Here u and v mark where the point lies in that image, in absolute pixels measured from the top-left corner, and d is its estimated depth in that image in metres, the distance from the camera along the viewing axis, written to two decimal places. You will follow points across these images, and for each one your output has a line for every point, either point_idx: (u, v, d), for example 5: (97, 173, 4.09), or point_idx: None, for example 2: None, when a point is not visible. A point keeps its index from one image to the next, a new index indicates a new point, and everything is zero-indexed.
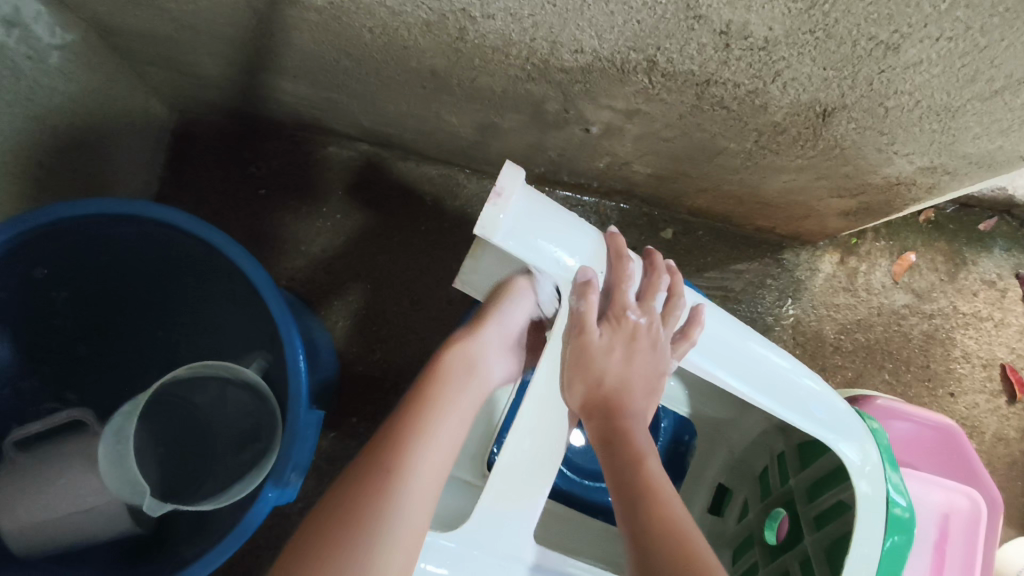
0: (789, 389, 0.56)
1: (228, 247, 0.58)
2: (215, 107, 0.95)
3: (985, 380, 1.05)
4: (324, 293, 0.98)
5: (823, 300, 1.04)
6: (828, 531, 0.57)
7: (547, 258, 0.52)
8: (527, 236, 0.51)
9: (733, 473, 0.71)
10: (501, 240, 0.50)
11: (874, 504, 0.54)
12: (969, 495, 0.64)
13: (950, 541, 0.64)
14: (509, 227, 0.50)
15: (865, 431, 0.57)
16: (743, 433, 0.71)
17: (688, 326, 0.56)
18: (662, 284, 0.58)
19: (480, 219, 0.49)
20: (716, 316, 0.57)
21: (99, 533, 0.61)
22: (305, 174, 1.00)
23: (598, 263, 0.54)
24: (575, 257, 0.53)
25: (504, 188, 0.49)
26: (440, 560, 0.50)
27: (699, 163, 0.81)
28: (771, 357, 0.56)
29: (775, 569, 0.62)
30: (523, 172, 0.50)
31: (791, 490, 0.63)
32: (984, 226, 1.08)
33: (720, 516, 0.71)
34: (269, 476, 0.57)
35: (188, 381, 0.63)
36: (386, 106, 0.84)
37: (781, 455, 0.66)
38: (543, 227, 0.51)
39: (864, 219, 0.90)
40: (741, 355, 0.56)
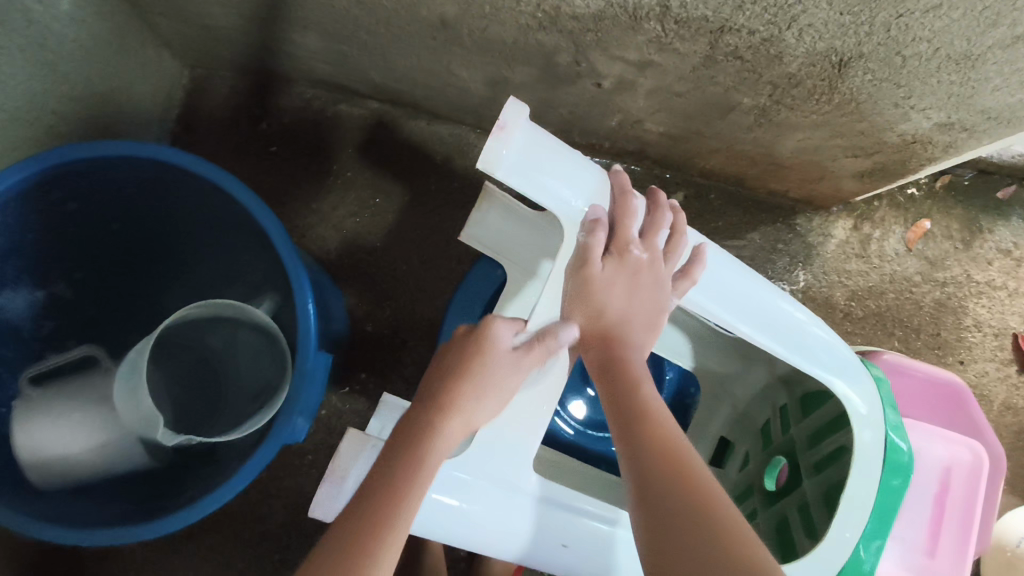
0: (789, 330, 0.56)
1: (240, 192, 0.58)
2: (225, 60, 0.94)
3: (997, 348, 1.04)
4: (333, 250, 0.98)
5: (834, 266, 1.03)
6: (826, 475, 0.57)
7: (550, 197, 0.51)
8: (528, 172, 0.50)
9: (736, 426, 0.72)
10: (503, 176, 0.50)
11: (869, 450, 0.54)
12: (972, 450, 0.64)
13: (949, 494, 0.64)
14: (512, 162, 0.50)
15: (868, 377, 0.58)
16: (747, 388, 0.71)
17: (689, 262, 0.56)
18: (664, 222, 0.56)
19: (482, 154, 0.49)
20: (720, 258, 0.57)
21: (113, 465, 0.61)
22: (316, 131, 1.00)
23: (603, 199, 0.54)
24: (579, 197, 0.52)
25: (506, 123, 0.49)
26: (450, 491, 0.52)
27: (712, 120, 0.80)
28: (769, 299, 0.57)
29: (773, 514, 0.63)
30: (526, 108, 0.50)
31: (792, 439, 0.64)
32: (1002, 194, 1.06)
33: (721, 467, 0.72)
34: (278, 418, 0.58)
35: (200, 321, 0.63)
36: (395, 60, 0.83)
37: (783, 407, 0.66)
38: (545, 164, 0.51)
39: (879, 182, 0.89)
40: (743, 297, 0.56)
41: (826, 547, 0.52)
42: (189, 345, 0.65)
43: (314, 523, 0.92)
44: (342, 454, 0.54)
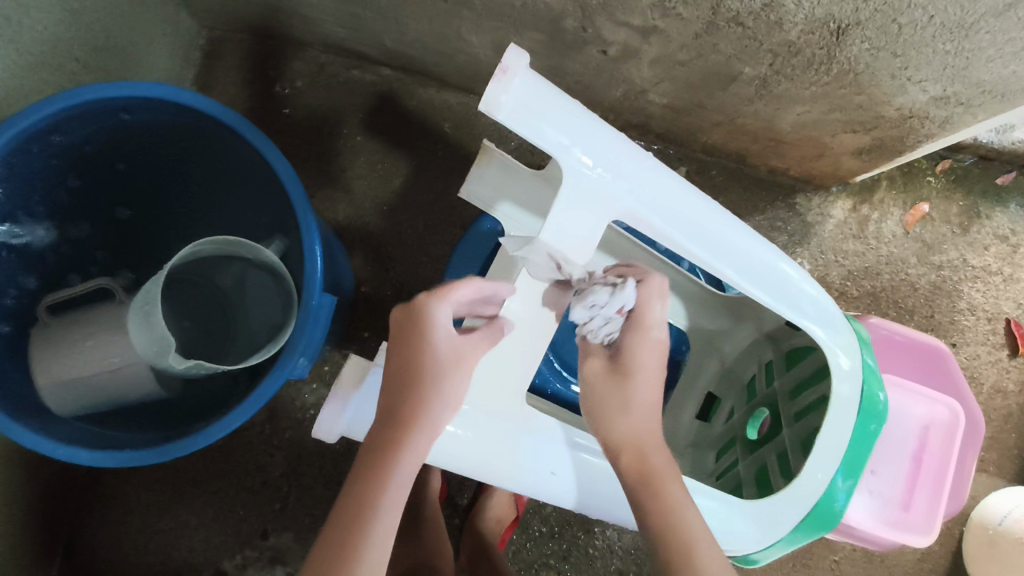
0: (777, 283, 0.61)
1: (254, 136, 0.61)
2: (241, 21, 0.97)
3: (989, 333, 1.05)
4: (341, 211, 1.01)
5: (831, 245, 1.05)
6: (804, 424, 0.63)
7: (548, 140, 0.53)
8: (528, 116, 0.53)
9: (723, 381, 0.77)
10: (504, 118, 0.52)
11: (847, 402, 0.59)
12: (950, 408, 0.66)
13: (927, 452, 0.66)
14: (512, 105, 0.52)
15: (848, 332, 0.62)
16: (735, 344, 0.76)
17: (682, 205, 0.58)
18: (663, 174, 0.58)
19: (484, 96, 0.51)
20: (711, 205, 0.60)
21: (126, 394, 0.65)
22: (328, 95, 1.02)
23: (603, 147, 0.55)
24: (579, 144, 0.54)
25: (509, 66, 0.51)
26: (465, 425, 0.58)
27: (715, 92, 0.82)
28: (760, 253, 0.61)
29: (753, 460, 0.68)
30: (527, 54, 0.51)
31: (775, 392, 0.69)
32: (1002, 180, 1.07)
33: (707, 421, 0.77)
34: (281, 355, 0.61)
35: (209, 260, 0.65)
36: (407, 24, 0.86)
37: (768, 363, 0.72)
38: (545, 110, 0.53)
39: (877, 160, 0.90)
40: (733, 245, 0.60)
41: (801, 482, 0.59)
42: (199, 283, 0.67)
43: (315, 474, 0.95)
44: (346, 374, 0.60)
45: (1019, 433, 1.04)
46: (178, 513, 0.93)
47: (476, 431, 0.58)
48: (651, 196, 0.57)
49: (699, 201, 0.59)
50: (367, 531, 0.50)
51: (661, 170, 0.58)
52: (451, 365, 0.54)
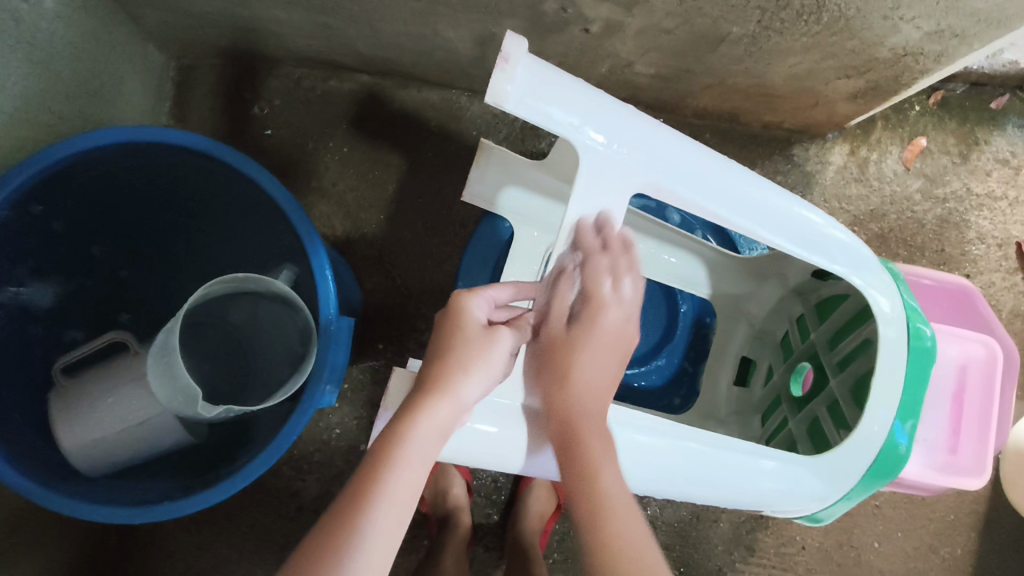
0: (801, 228, 0.60)
1: (249, 167, 0.59)
2: (210, 46, 0.94)
3: (1001, 259, 1.05)
4: (338, 226, 0.99)
5: (834, 193, 1.04)
6: (852, 372, 0.64)
7: (559, 123, 0.53)
8: (537, 101, 0.52)
9: (755, 343, 0.77)
10: (512, 108, 0.51)
11: (896, 344, 0.59)
12: (984, 343, 0.66)
13: (967, 391, 0.66)
14: (519, 96, 0.51)
15: (880, 272, 0.62)
16: (762, 304, 0.76)
17: (696, 166, 0.57)
18: (678, 140, 0.57)
19: (489, 88, 0.50)
20: (723, 162, 0.59)
21: (154, 446, 0.63)
22: (308, 111, 1.00)
23: (615, 121, 0.55)
24: (588, 124, 0.54)
25: (509, 56, 0.50)
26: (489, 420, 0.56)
27: (703, 55, 0.80)
28: (787, 208, 0.60)
29: (803, 418, 0.68)
30: (524, 41, 0.51)
31: (814, 344, 0.70)
32: (996, 104, 1.06)
33: (746, 386, 0.77)
34: (307, 385, 0.60)
35: (220, 300, 0.63)
36: (381, 27, 0.83)
37: (800, 317, 0.73)
38: (552, 95, 0.52)
39: (873, 102, 0.89)
40: (750, 199, 0.59)
41: (861, 430, 0.59)
42: (213, 323, 0.66)
43: None
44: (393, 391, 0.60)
45: None
46: (218, 550, 0.93)
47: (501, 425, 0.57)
48: (667, 162, 0.56)
49: (711, 160, 0.58)
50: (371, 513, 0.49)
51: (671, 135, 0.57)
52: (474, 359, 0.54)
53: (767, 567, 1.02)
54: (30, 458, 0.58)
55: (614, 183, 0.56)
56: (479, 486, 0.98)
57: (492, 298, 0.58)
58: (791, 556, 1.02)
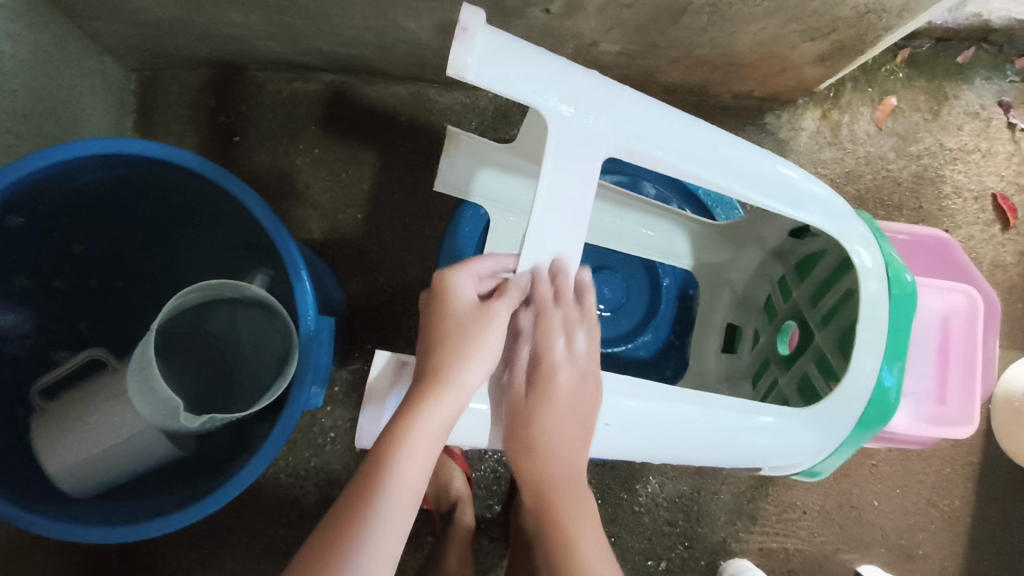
0: (779, 181, 0.60)
1: (214, 172, 0.58)
2: (170, 55, 0.93)
3: (979, 211, 1.06)
4: (315, 228, 0.98)
5: (809, 158, 1.04)
6: (838, 323, 0.64)
7: (524, 95, 0.51)
8: (499, 72, 0.50)
9: (740, 309, 0.78)
10: (474, 80, 0.49)
11: (878, 293, 0.60)
12: (965, 292, 0.66)
13: (951, 342, 0.66)
14: (480, 63, 0.49)
15: (858, 223, 0.63)
16: (743, 270, 0.77)
17: (666, 125, 0.57)
18: (646, 101, 0.56)
19: (449, 63, 0.48)
20: (690, 120, 0.58)
21: (139, 463, 0.62)
22: (275, 114, 0.99)
23: (581, 89, 0.53)
24: (553, 94, 0.52)
25: (468, 28, 0.48)
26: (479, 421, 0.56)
27: (667, 28, 0.80)
28: (760, 163, 0.60)
29: (793, 375, 0.68)
30: (483, 12, 0.49)
31: (797, 303, 0.71)
32: (963, 58, 1.06)
33: (733, 353, 0.77)
34: (291, 389, 0.59)
35: (197, 310, 0.62)
36: (341, 23, 0.82)
37: (782, 279, 0.74)
38: (514, 66, 0.51)
39: (839, 63, 0.89)
40: (725, 155, 0.58)
41: (849, 382, 0.60)
42: (192, 334, 0.65)
43: None
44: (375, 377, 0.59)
45: None
46: (219, 564, 0.92)
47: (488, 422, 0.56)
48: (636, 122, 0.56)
49: (680, 119, 0.58)
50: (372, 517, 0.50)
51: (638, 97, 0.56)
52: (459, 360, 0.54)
53: (771, 534, 1.02)
54: (13, 485, 0.57)
55: (586, 150, 0.54)
56: (478, 479, 0.97)
57: (477, 273, 0.57)
58: (793, 522, 1.02)
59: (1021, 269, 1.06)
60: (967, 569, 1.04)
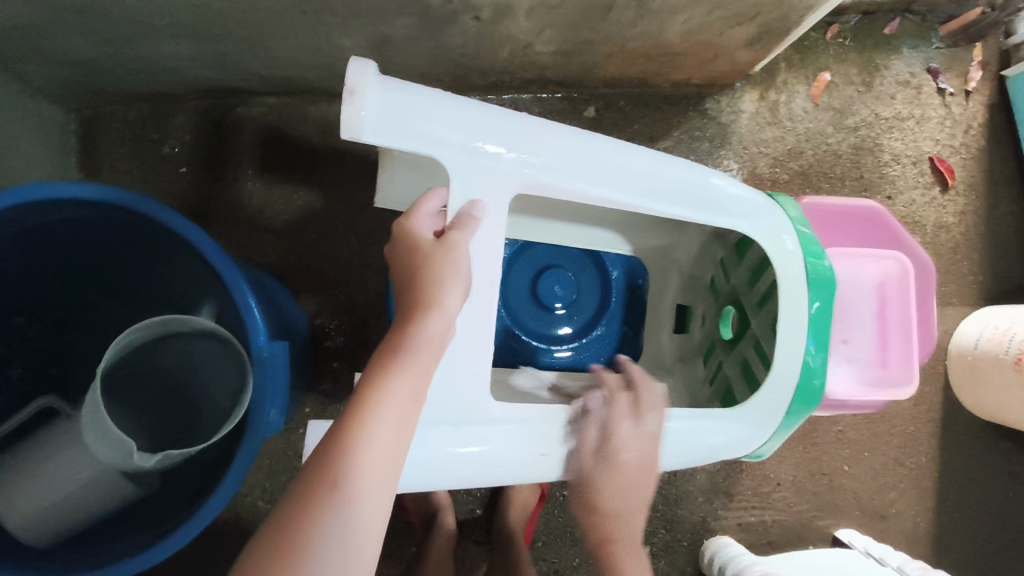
0: (691, 190, 0.62)
1: (152, 209, 0.57)
2: (106, 91, 0.92)
3: (918, 176, 1.09)
4: (271, 251, 0.98)
5: (751, 139, 1.06)
6: (767, 311, 0.65)
7: (419, 139, 0.54)
8: (393, 123, 0.53)
9: (688, 290, 0.79)
10: (370, 138, 0.53)
11: (794, 279, 0.62)
12: (898, 259, 0.67)
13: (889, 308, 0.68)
14: (374, 121, 0.52)
15: (776, 213, 0.65)
16: (688, 249, 0.77)
17: (569, 150, 0.59)
18: (552, 127, 0.59)
19: (342, 123, 0.52)
20: (602, 139, 0.61)
21: (100, 508, 0.62)
22: (220, 141, 0.98)
23: (476, 123, 0.56)
24: (449, 130, 0.55)
25: (355, 87, 0.51)
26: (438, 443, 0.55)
27: (597, 24, 0.81)
28: (671, 170, 0.62)
29: (734, 360, 0.70)
30: (370, 65, 0.52)
31: (735, 287, 0.71)
32: (889, 30, 1.09)
33: (685, 333, 0.78)
34: (249, 417, 0.59)
35: (146, 347, 0.63)
36: (275, 46, 0.82)
37: (721, 260, 0.73)
38: (406, 113, 0.53)
39: (769, 45, 0.91)
40: (633, 170, 0.61)
41: (777, 373, 0.62)
42: (145, 372, 0.65)
43: None
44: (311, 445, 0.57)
45: (969, 258, 1.10)
46: None
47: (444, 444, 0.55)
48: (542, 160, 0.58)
49: (585, 140, 0.59)
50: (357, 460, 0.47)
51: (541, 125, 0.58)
52: (432, 313, 0.53)
53: (748, 508, 1.05)
54: None
55: (490, 190, 0.57)
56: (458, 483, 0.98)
57: (429, 210, 0.57)
58: (768, 494, 1.05)
59: (962, 227, 1.10)
60: (938, 521, 1.08)
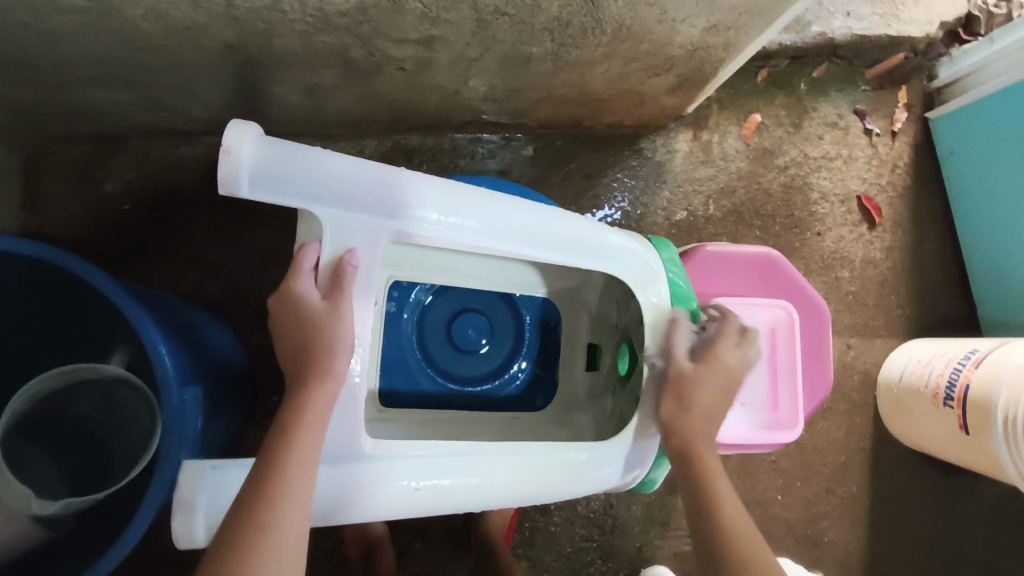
0: (575, 239, 0.67)
1: (64, 260, 0.59)
2: (47, 131, 0.94)
3: (846, 213, 1.14)
4: (211, 286, 1.00)
5: (685, 177, 1.10)
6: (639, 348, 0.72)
7: (296, 197, 0.57)
8: (271, 182, 0.56)
9: (597, 329, 0.83)
10: (247, 194, 0.56)
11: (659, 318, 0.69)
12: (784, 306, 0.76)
13: (777, 353, 0.75)
14: (251, 177, 0.55)
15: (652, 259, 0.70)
16: (595, 290, 0.81)
17: (448, 201, 0.62)
18: (430, 181, 0.62)
19: (219, 180, 0.54)
20: (481, 193, 0.64)
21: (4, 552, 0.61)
22: (163, 179, 1.00)
23: (355, 181, 0.58)
24: (327, 189, 0.57)
25: (231, 146, 0.54)
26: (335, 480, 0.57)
27: (521, 73, 0.84)
28: (552, 221, 0.66)
29: (626, 392, 0.73)
30: (246, 127, 0.55)
31: (626, 325, 0.76)
32: (818, 73, 1.13)
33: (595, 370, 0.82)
34: (158, 460, 0.61)
35: (65, 391, 0.67)
36: (208, 92, 0.85)
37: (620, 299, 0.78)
38: (283, 173, 0.56)
39: (692, 92, 0.95)
40: (513, 223, 0.64)
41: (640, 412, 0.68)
42: (63, 417, 0.68)
43: None
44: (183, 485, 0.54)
45: (897, 293, 1.14)
46: None
47: (341, 481, 0.57)
48: (418, 209, 0.61)
49: (465, 193, 0.63)
50: (272, 506, 0.51)
51: (419, 179, 0.61)
52: (326, 367, 0.56)
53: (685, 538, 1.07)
54: None
55: (366, 236, 0.59)
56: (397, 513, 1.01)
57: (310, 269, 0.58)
58: None
59: (890, 262, 1.14)
60: (870, 549, 1.10)
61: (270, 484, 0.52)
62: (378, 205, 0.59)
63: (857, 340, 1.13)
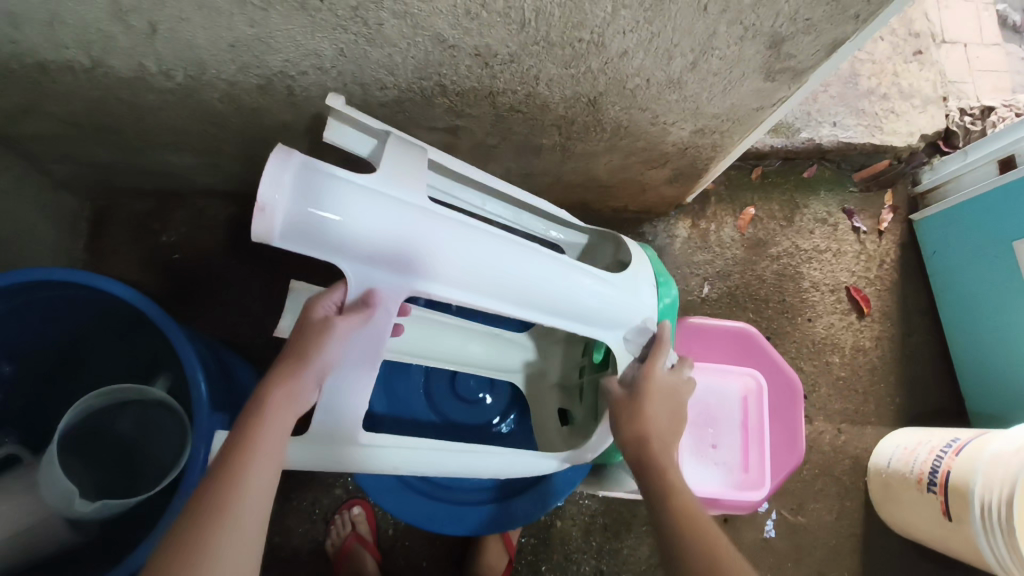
0: (587, 299, 0.68)
1: (125, 292, 0.69)
2: (118, 187, 1.07)
3: (835, 302, 1.21)
4: (244, 331, 1.10)
5: (683, 259, 1.19)
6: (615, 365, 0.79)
7: (325, 245, 0.54)
8: (303, 230, 0.53)
9: None
10: (279, 241, 0.53)
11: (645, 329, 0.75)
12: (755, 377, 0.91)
13: (749, 417, 0.90)
14: (286, 228, 0.52)
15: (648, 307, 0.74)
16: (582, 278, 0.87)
17: (472, 255, 0.60)
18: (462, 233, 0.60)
19: (253, 231, 0.51)
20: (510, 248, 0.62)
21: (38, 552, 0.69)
22: (211, 233, 1.13)
23: (388, 232, 0.56)
24: (356, 234, 0.55)
25: (267, 200, 0.50)
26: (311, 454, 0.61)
27: (534, 160, 0.95)
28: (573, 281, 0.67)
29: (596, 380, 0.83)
30: (285, 175, 0.51)
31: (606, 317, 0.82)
32: (808, 173, 1.24)
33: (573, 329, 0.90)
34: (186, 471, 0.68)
35: (107, 409, 0.77)
36: (261, 162, 0.98)
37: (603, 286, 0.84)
38: (317, 221, 0.53)
39: (688, 184, 1.06)
40: (534, 280, 0.64)
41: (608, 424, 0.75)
42: (103, 434, 0.78)
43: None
44: None
45: (885, 381, 1.19)
46: None
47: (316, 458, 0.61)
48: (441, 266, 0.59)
49: (491, 246, 0.61)
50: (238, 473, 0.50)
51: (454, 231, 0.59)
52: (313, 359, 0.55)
53: None
54: None
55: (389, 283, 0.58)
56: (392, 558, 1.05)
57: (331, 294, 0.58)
58: None
59: (879, 351, 1.20)
60: None
61: (238, 453, 0.51)
62: (407, 258, 0.57)
63: (847, 424, 1.17)
